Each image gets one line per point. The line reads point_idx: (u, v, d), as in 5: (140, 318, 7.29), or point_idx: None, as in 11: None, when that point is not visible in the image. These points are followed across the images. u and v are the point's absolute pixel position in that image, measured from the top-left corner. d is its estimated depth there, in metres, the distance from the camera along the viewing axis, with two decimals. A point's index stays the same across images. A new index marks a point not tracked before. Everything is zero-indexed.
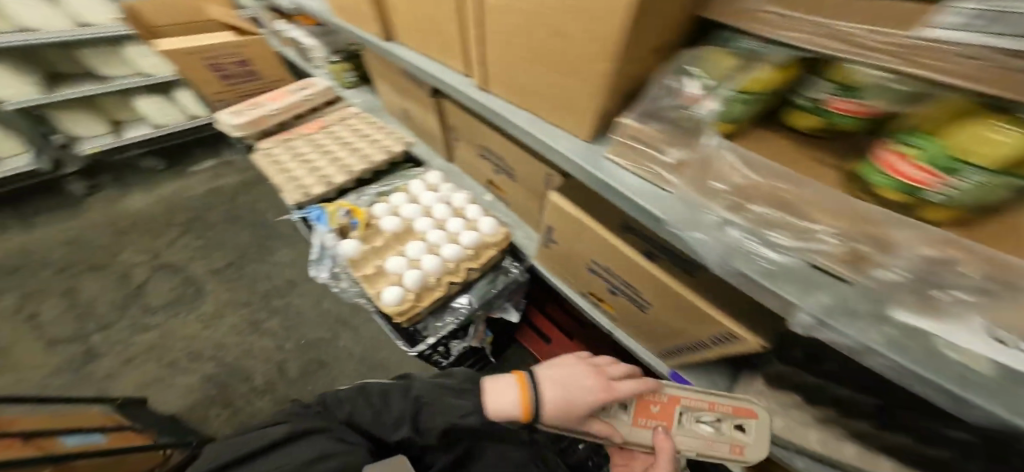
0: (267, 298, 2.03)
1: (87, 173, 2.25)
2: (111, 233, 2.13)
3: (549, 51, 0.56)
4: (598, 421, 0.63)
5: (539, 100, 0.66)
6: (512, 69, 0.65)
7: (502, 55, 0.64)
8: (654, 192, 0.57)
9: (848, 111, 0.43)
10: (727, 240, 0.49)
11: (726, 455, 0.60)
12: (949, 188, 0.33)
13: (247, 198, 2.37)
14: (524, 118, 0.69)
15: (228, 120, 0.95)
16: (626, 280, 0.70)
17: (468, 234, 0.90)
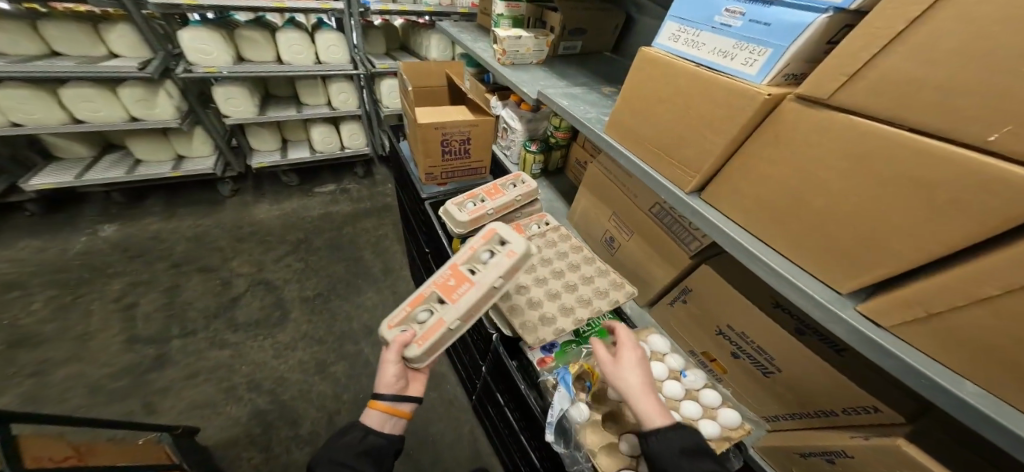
0: (340, 340, 1.62)
1: (236, 176, 2.27)
2: (231, 237, 1.99)
3: None
4: (427, 327, 0.70)
5: (999, 370, 0.39)
6: (977, 319, 0.39)
7: (971, 299, 0.38)
8: None
9: None
10: None
11: (511, 263, 0.72)
12: None
13: (356, 227, 2.13)
14: (942, 374, 0.42)
15: (453, 213, 0.86)
16: None
17: (710, 425, 0.69)
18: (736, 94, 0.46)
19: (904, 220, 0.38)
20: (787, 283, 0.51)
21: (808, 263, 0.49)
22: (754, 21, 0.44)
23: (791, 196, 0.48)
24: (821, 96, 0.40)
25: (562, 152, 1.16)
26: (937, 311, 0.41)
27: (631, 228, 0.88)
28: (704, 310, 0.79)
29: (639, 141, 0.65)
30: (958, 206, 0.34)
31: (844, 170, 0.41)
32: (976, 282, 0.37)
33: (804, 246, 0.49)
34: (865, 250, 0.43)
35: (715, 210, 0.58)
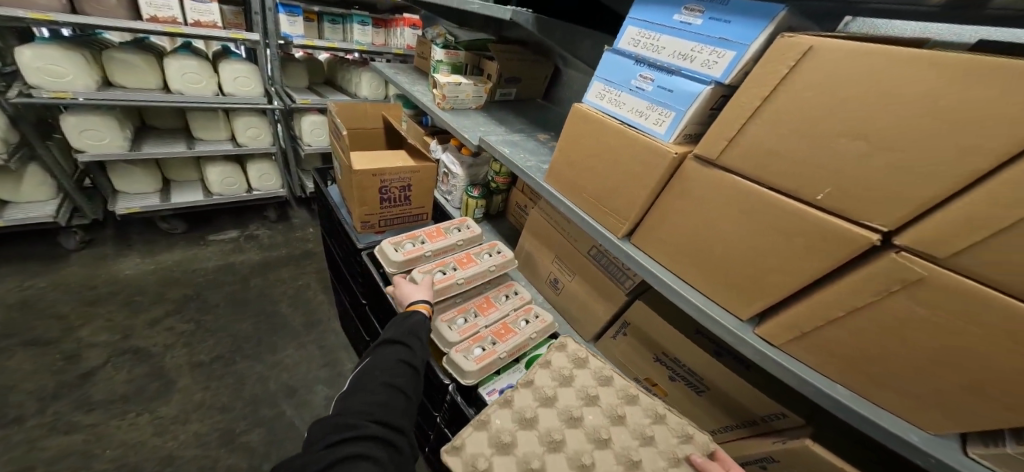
0: (255, 404, 1.34)
1: (87, 225, 1.81)
2: (78, 301, 1.54)
3: (932, 359, 0.39)
4: (443, 278, 0.84)
5: (862, 378, 0.46)
6: (833, 336, 0.47)
7: (828, 324, 0.46)
8: None
9: None
10: None
11: (505, 261, 0.94)
12: None
13: (267, 277, 1.84)
14: (827, 385, 0.48)
15: (387, 253, 0.86)
16: None
17: None
18: (653, 150, 0.55)
19: (772, 256, 0.48)
20: (701, 312, 0.58)
21: (714, 294, 0.58)
22: (660, 88, 0.53)
23: (699, 240, 0.57)
24: (712, 157, 0.50)
25: (503, 197, 1.21)
26: (806, 331, 0.49)
27: (573, 271, 0.96)
28: (643, 340, 0.86)
29: (576, 191, 0.72)
30: (811, 250, 0.44)
31: (726, 218, 0.52)
32: (827, 308, 0.45)
33: (710, 277, 0.57)
34: (752, 279, 0.52)
35: (642, 254, 0.65)
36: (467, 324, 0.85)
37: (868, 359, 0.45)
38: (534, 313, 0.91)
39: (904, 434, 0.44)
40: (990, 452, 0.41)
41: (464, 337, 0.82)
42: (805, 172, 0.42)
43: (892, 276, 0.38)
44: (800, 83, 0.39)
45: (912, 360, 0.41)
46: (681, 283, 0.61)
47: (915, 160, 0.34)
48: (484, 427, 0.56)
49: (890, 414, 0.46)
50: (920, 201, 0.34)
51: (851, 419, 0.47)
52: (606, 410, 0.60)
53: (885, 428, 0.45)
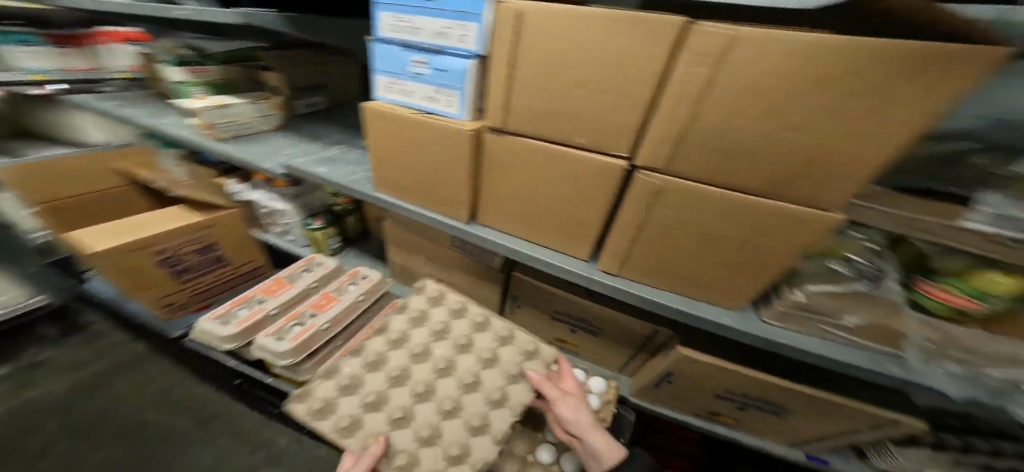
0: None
1: None
2: None
3: (706, 248, 0.50)
4: (299, 330, 0.72)
5: (677, 281, 0.57)
6: (645, 254, 0.55)
7: (642, 244, 0.54)
8: (830, 343, 0.53)
9: (940, 297, 0.45)
10: (961, 383, 0.46)
11: (373, 285, 0.86)
12: (983, 307, 0.42)
13: (23, 398, 1.12)
14: (661, 296, 0.58)
15: (213, 330, 0.72)
16: (760, 400, 0.71)
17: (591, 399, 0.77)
18: (451, 131, 0.53)
19: (582, 201, 0.53)
20: (553, 266, 0.61)
21: (560, 246, 0.62)
22: (433, 71, 0.50)
23: (530, 205, 0.58)
24: (499, 126, 0.51)
25: (356, 216, 1.09)
26: (628, 255, 0.57)
27: (450, 265, 0.91)
28: (537, 307, 0.87)
29: (410, 188, 0.67)
30: (601, 186, 0.50)
31: (536, 178, 0.54)
32: (631, 229, 0.53)
33: (551, 234, 0.60)
34: (576, 225, 0.57)
35: (489, 229, 0.66)
36: None
37: (677, 265, 0.55)
38: None
39: (720, 318, 0.55)
40: (775, 313, 0.54)
41: None
42: (563, 123, 0.46)
43: (648, 193, 0.48)
44: (528, 47, 0.42)
45: (690, 253, 0.52)
46: (537, 248, 0.63)
47: (619, 94, 0.41)
48: (332, 375, 0.57)
49: (702, 301, 0.57)
50: (633, 127, 0.43)
51: (682, 317, 0.56)
52: (456, 339, 0.64)
53: (708, 317, 0.55)
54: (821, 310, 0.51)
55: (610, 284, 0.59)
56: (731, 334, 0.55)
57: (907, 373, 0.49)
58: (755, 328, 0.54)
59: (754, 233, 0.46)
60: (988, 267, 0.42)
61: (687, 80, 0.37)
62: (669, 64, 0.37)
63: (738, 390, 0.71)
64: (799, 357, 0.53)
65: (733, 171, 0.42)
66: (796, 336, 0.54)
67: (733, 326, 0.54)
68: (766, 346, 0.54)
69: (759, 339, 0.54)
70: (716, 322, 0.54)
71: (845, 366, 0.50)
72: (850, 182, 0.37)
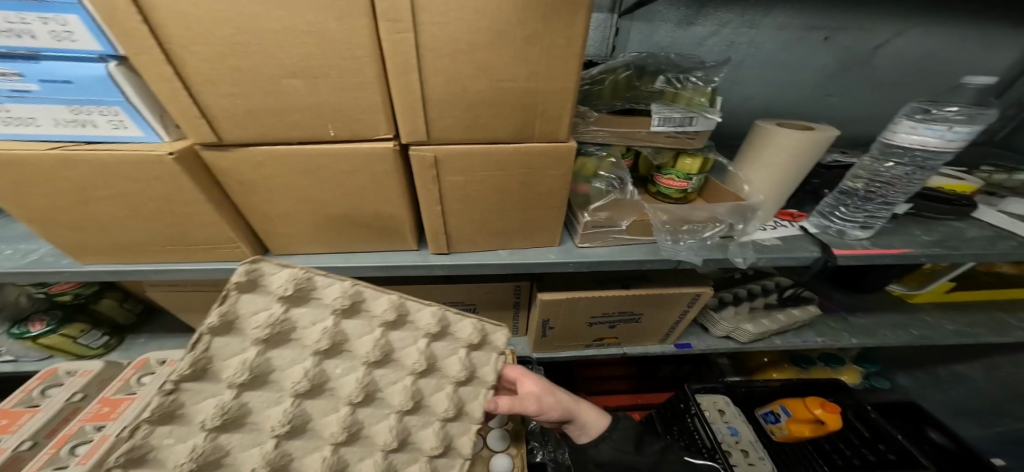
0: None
1: None
2: None
3: (502, 200, 0.53)
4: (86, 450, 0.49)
5: (501, 241, 0.59)
6: (461, 226, 0.55)
7: (455, 215, 0.53)
8: (628, 246, 0.62)
9: (666, 182, 0.66)
10: (703, 243, 0.61)
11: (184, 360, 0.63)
12: (689, 184, 0.64)
13: None
14: (492, 257, 0.59)
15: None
16: (624, 313, 0.76)
17: None
18: (143, 162, 0.38)
19: (366, 194, 0.47)
20: (383, 268, 0.56)
21: (377, 246, 0.56)
22: (40, 85, 0.35)
23: (316, 215, 0.49)
24: (211, 140, 0.39)
25: (116, 294, 0.75)
26: (448, 232, 0.56)
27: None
28: None
29: (146, 249, 0.49)
30: (376, 172, 0.45)
31: (303, 184, 0.45)
32: (431, 206, 0.51)
33: (360, 236, 0.53)
34: (376, 219, 0.51)
35: (289, 257, 0.55)
36: None
37: (494, 225, 0.56)
38: None
39: (541, 257, 0.60)
40: (583, 236, 0.60)
41: None
42: (299, 118, 0.39)
43: (426, 166, 0.46)
44: (179, 33, 0.32)
45: (496, 209, 0.54)
46: (356, 256, 0.56)
47: (343, 77, 0.37)
48: (287, 338, 0.33)
49: (528, 248, 0.61)
50: (381, 108, 0.40)
51: (510, 267, 0.60)
52: (368, 355, 0.36)
53: (530, 257, 0.60)
54: (603, 221, 0.59)
55: (441, 261, 0.58)
56: (553, 267, 0.60)
57: (678, 245, 0.60)
58: (571, 255, 0.61)
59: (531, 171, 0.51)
60: (682, 155, 0.65)
61: (401, 55, 0.36)
62: (377, 34, 0.35)
63: (604, 312, 0.75)
64: (607, 267, 0.61)
65: (485, 123, 0.44)
66: (601, 249, 0.62)
67: (551, 259, 0.60)
68: (581, 268, 0.60)
69: (574, 262, 0.60)
70: (537, 261, 0.59)
71: (641, 262, 0.60)
72: (566, 108, 0.45)
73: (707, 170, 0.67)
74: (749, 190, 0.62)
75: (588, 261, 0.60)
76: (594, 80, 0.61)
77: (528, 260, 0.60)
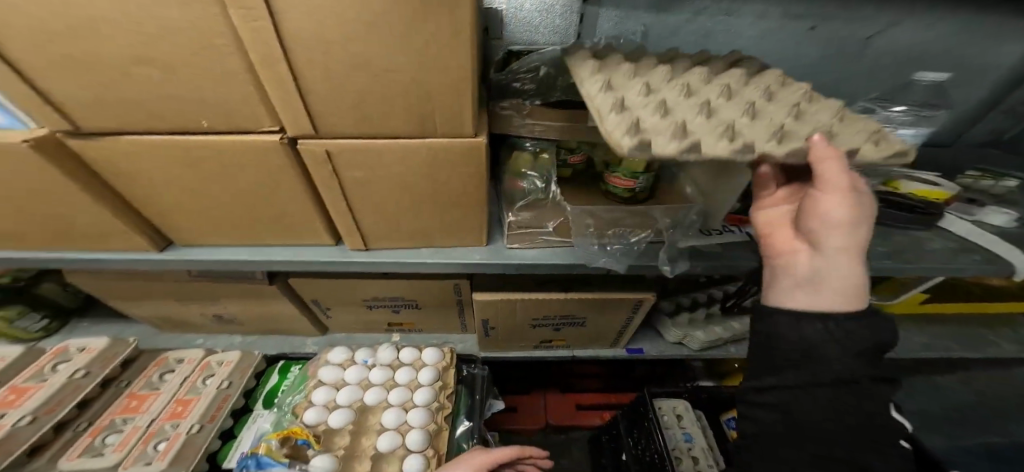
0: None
1: None
2: None
3: (414, 195, 0.49)
4: None
5: (422, 239, 0.56)
6: (374, 222, 0.53)
7: (365, 212, 0.51)
8: (562, 251, 0.55)
9: (617, 182, 0.51)
10: (637, 245, 0.55)
11: (98, 354, 0.70)
12: (637, 184, 0.50)
13: None
14: (413, 254, 0.57)
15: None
16: (569, 314, 0.74)
17: (421, 373, 0.76)
18: (11, 153, 0.39)
19: (261, 187, 0.47)
20: (299, 261, 0.56)
21: (294, 237, 0.56)
22: None
23: (222, 207, 0.50)
24: (70, 128, 0.39)
25: (60, 281, 0.82)
26: (359, 225, 0.53)
27: (215, 301, 0.72)
28: (339, 302, 0.74)
29: (65, 234, 0.52)
30: (266, 168, 0.45)
31: (198, 179, 0.46)
32: (334, 203, 0.49)
33: (274, 227, 0.53)
34: (282, 214, 0.52)
35: (208, 246, 0.56)
36: (124, 435, 0.63)
37: (408, 222, 0.53)
38: (212, 363, 0.75)
39: (469, 256, 0.56)
40: (513, 236, 0.55)
41: (126, 449, 0.60)
42: (163, 109, 0.38)
43: (320, 161, 0.44)
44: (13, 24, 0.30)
45: (411, 203, 0.51)
46: (270, 249, 0.57)
47: (205, 67, 0.34)
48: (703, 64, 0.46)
49: (456, 247, 0.58)
50: (259, 102, 0.38)
51: (431, 264, 0.57)
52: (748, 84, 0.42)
53: (454, 253, 0.57)
54: (527, 216, 0.55)
55: (358, 253, 0.57)
56: (477, 264, 0.56)
57: (616, 246, 0.54)
58: (499, 255, 0.56)
59: (437, 167, 0.46)
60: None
61: (262, 43, 0.32)
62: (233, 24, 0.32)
63: (542, 315, 0.74)
64: (536, 270, 0.56)
65: (378, 119, 0.41)
66: (536, 251, 0.55)
67: (473, 257, 0.56)
68: (509, 269, 0.56)
69: (499, 263, 0.55)
70: (458, 260, 0.56)
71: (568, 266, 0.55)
72: (463, 100, 0.40)
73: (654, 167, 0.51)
74: (690, 193, 0.57)
75: (514, 263, 0.55)
76: (529, 68, 0.58)
77: (451, 260, 0.56)
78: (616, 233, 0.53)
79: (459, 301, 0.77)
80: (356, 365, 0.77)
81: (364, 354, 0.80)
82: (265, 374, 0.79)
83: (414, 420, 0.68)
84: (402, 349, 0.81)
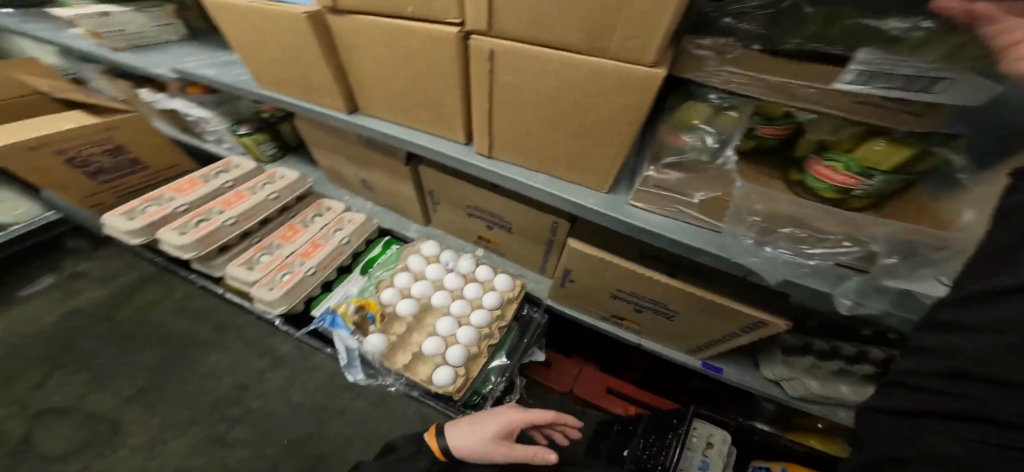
0: (217, 408, 0.98)
1: None
2: None
3: (553, 111, 0.43)
4: (203, 226, 0.79)
5: (545, 164, 0.53)
6: (508, 132, 0.51)
7: (503, 122, 0.50)
8: (690, 228, 0.47)
9: (825, 177, 0.37)
10: (802, 257, 0.42)
11: (288, 185, 0.90)
12: (864, 185, 0.35)
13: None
14: (530, 178, 0.54)
15: (118, 224, 0.76)
16: (656, 301, 0.68)
17: (487, 295, 0.80)
18: (289, 15, 0.50)
19: (438, 84, 0.51)
20: (431, 151, 0.60)
21: (437, 131, 0.59)
22: None
23: (402, 96, 0.56)
24: (330, 4, 0.47)
25: (292, 124, 1.03)
26: (490, 132, 0.52)
27: (365, 166, 0.87)
28: (450, 200, 0.85)
29: (288, 83, 0.66)
30: (446, 67, 0.47)
31: (394, 66, 0.52)
32: (479, 108, 0.49)
33: (431, 122, 0.58)
34: (444, 114, 0.56)
35: (373, 119, 0.65)
36: (272, 257, 0.83)
37: (539, 146, 0.50)
38: (345, 219, 0.91)
39: (582, 200, 0.51)
40: (638, 194, 0.48)
41: (269, 271, 0.80)
42: None
43: (481, 60, 0.42)
44: None
45: (547, 122, 0.45)
46: (414, 133, 0.62)
47: None
48: None
49: (574, 184, 0.53)
50: None
51: (540, 192, 0.54)
52: None
53: (571, 190, 0.52)
54: (672, 172, 0.44)
55: (479, 159, 0.57)
56: (585, 208, 0.51)
57: (768, 249, 0.43)
58: (616, 208, 0.50)
59: (591, 92, 0.38)
60: (873, 135, 0.33)
61: None
62: None
63: (628, 288, 0.69)
64: (649, 239, 0.49)
65: (551, 24, 0.35)
66: (659, 216, 0.48)
67: (584, 202, 0.51)
68: (619, 227, 0.50)
69: (611, 216, 0.50)
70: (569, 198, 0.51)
71: (692, 249, 0.46)
72: (658, 18, 0.29)
73: (905, 169, 0.33)
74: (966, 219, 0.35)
75: (629, 221, 0.49)
76: None
77: (562, 194, 0.52)
78: (774, 234, 0.42)
79: (548, 239, 0.78)
80: (438, 266, 0.84)
81: (448, 257, 0.86)
82: (372, 243, 0.94)
83: (462, 336, 0.74)
84: (479, 266, 0.85)
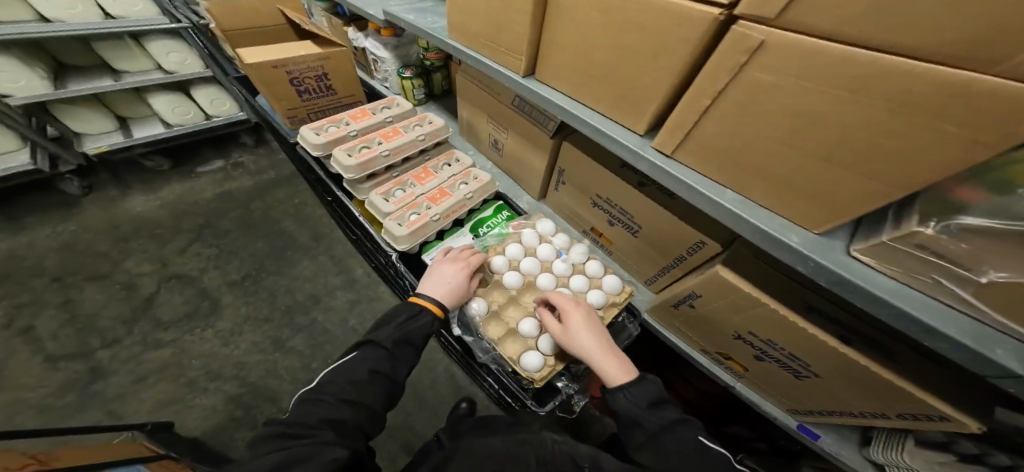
0: (289, 313, 1.17)
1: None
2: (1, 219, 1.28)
3: (815, 126, 0.35)
4: (364, 152, 0.86)
5: (746, 182, 0.45)
6: (717, 136, 0.44)
7: (718, 124, 0.43)
8: (924, 309, 0.37)
9: None
10: None
11: (434, 131, 0.95)
12: None
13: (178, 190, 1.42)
14: (718, 193, 0.47)
15: (308, 136, 0.86)
16: (801, 361, 0.59)
17: (593, 292, 0.75)
18: None
19: (648, 59, 0.46)
20: (601, 135, 0.56)
21: (617, 114, 0.55)
22: None
23: (593, 65, 0.53)
24: None
25: (443, 74, 1.10)
26: (690, 130, 0.46)
27: (506, 128, 0.89)
28: (579, 187, 0.82)
29: (475, 34, 0.67)
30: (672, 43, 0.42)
31: (605, 30, 0.48)
32: (695, 98, 0.43)
33: (613, 100, 0.54)
34: (633, 95, 0.51)
35: (545, 86, 0.63)
36: (405, 194, 0.87)
37: (752, 161, 0.43)
38: (472, 176, 0.93)
39: (781, 234, 0.43)
40: (870, 245, 0.39)
41: (400, 207, 0.84)
42: None
43: (740, 50, 0.36)
44: None
45: (790, 138, 0.38)
46: (586, 111, 0.58)
47: None
48: None
49: (775, 215, 0.45)
50: None
51: (729, 212, 0.46)
52: None
53: (766, 218, 0.45)
54: (949, 239, 0.34)
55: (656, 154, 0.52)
56: (784, 243, 0.43)
57: None
58: (827, 255, 0.41)
59: (895, 112, 0.30)
60: None
61: None
62: None
63: (763, 334, 0.61)
64: (859, 301, 0.41)
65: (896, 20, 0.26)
66: (881, 281, 0.40)
67: (783, 236, 0.43)
68: (822, 279, 0.42)
69: (814, 263, 0.41)
70: (763, 228, 0.44)
71: (930, 331, 0.37)
72: None
73: None
74: None
75: (842, 275, 0.40)
76: None
77: (756, 221, 0.44)
78: None
79: (679, 255, 0.71)
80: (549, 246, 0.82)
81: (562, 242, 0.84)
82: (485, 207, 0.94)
83: None
84: (591, 259, 0.81)
